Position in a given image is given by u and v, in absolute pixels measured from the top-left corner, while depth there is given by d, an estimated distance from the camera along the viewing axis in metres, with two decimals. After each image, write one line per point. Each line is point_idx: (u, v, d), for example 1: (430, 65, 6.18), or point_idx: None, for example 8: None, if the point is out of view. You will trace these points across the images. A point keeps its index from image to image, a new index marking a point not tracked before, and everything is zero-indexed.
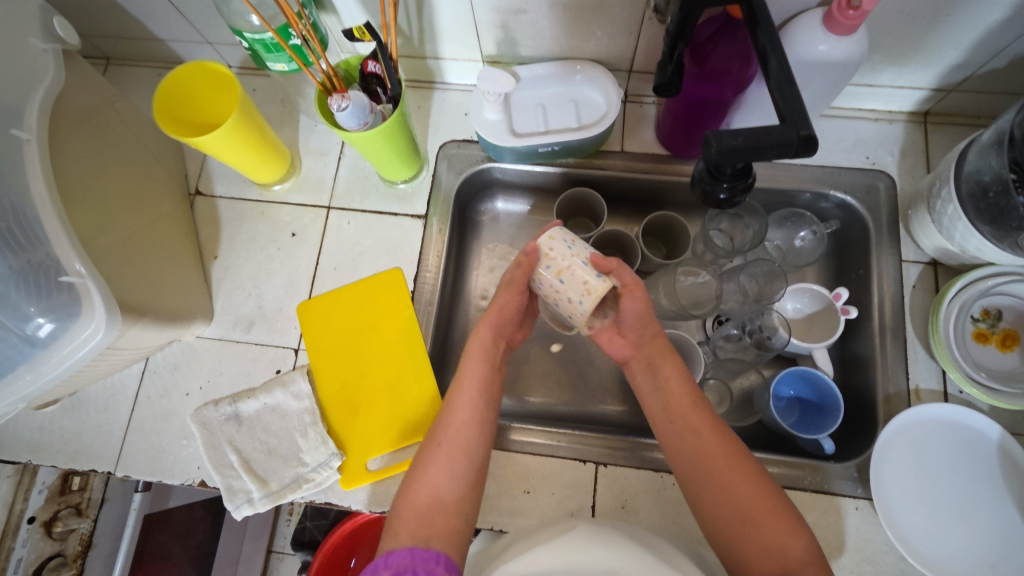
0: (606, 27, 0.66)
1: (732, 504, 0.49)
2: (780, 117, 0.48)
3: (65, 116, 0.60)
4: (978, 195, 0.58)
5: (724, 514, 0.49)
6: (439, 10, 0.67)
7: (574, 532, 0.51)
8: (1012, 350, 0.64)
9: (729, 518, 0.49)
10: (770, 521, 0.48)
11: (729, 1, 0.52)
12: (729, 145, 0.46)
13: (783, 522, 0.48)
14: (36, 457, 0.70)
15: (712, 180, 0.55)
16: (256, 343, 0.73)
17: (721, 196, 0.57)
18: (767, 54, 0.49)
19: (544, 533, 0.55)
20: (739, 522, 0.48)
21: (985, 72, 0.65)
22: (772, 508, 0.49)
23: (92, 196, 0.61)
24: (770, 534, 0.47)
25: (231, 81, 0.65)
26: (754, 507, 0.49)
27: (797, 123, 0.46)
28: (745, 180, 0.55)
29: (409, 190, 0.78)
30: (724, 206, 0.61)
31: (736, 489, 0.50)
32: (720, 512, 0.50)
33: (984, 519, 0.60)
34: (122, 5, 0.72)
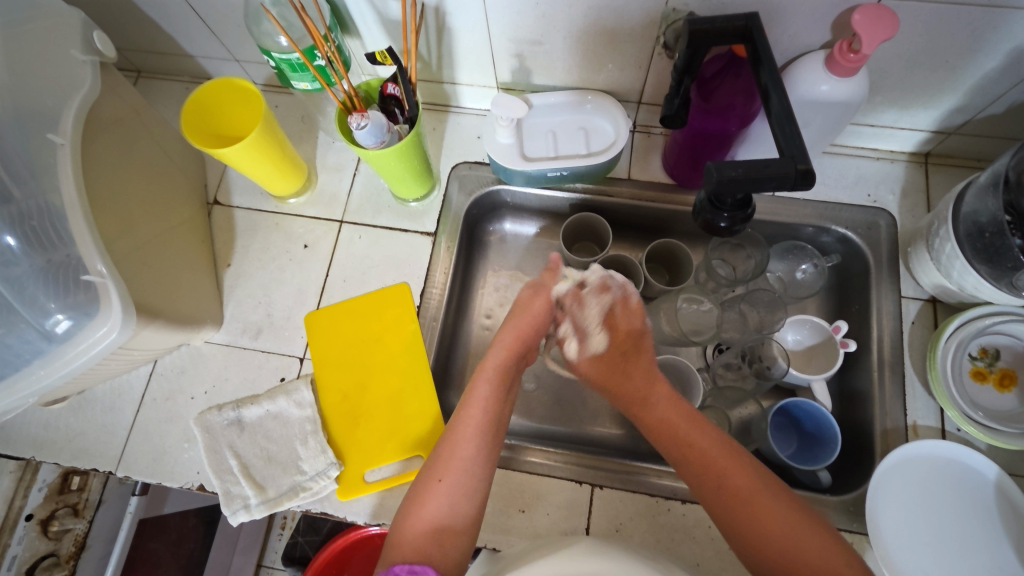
0: (618, 60, 0.69)
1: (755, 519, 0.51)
2: (780, 151, 0.50)
3: (96, 124, 0.63)
4: (974, 235, 0.59)
5: (746, 528, 0.51)
6: (458, 38, 0.70)
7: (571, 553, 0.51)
8: (1009, 390, 0.64)
9: (752, 535, 0.51)
10: (791, 523, 0.50)
11: (733, 41, 0.54)
12: (729, 176, 0.48)
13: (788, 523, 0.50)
14: (40, 454, 0.71)
15: (712, 209, 0.57)
16: (262, 351, 0.75)
17: (721, 225, 0.58)
18: (768, 92, 0.52)
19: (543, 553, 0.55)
20: (747, 519, 0.52)
21: (984, 117, 0.67)
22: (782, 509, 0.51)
23: (118, 202, 0.63)
24: (773, 526, 0.50)
25: (256, 99, 0.68)
26: (771, 515, 0.51)
27: (795, 157, 0.48)
28: (744, 211, 0.57)
29: (420, 208, 0.80)
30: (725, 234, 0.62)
31: (753, 505, 0.52)
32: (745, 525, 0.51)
33: (981, 559, 0.60)
34: (158, 22, 0.76)
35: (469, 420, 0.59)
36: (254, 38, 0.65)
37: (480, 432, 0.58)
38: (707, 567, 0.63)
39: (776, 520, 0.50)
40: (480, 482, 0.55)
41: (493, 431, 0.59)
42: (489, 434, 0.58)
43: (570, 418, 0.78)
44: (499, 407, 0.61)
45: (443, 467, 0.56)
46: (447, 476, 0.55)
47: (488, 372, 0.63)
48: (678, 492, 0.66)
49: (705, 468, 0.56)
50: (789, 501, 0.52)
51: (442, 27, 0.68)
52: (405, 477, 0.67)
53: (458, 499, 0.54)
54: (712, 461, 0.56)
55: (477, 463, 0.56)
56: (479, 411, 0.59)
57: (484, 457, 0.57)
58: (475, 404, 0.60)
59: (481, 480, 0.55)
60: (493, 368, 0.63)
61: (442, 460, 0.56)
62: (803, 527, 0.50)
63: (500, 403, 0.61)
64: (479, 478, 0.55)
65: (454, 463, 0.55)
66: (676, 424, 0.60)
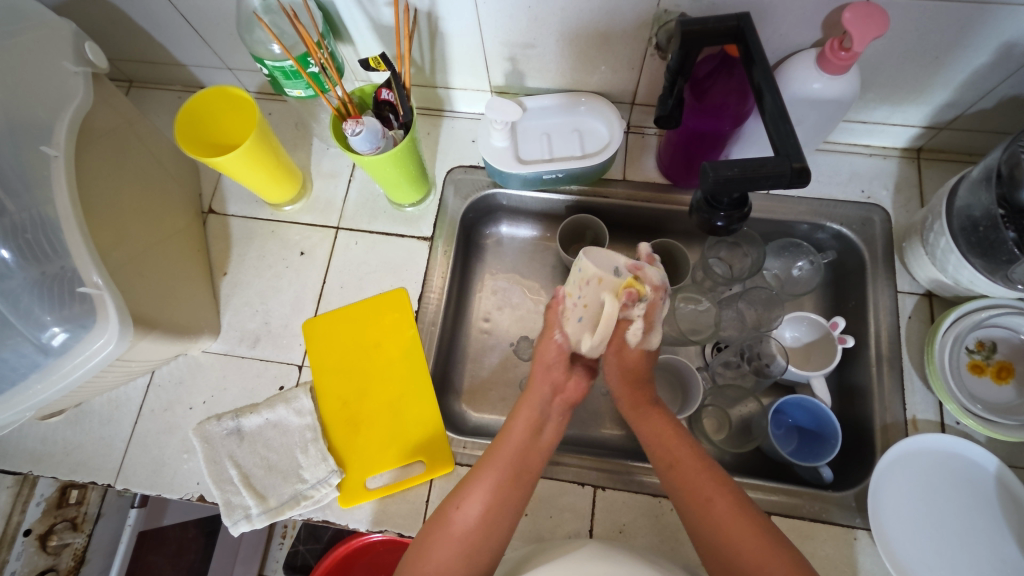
0: (611, 62, 0.69)
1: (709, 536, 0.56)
2: (775, 150, 0.50)
3: (90, 136, 0.63)
4: (969, 229, 0.60)
5: (714, 545, 0.55)
6: (451, 43, 0.70)
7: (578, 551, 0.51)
8: (1007, 382, 0.64)
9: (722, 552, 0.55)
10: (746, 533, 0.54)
11: (726, 40, 0.54)
12: (725, 175, 0.48)
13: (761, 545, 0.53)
14: (37, 468, 0.71)
15: (709, 209, 0.58)
16: (260, 359, 0.74)
17: (718, 224, 0.59)
18: (762, 91, 0.52)
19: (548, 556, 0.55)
20: (716, 542, 0.55)
21: (974, 112, 0.68)
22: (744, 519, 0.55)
23: (113, 213, 0.63)
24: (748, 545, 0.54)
25: (248, 106, 0.68)
26: (736, 533, 0.55)
27: (790, 156, 0.48)
28: (741, 210, 0.57)
29: (416, 213, 0.80)
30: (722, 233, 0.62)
31: (728, 524, 0.55)
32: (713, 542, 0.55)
33: (983, 552, 0.60)
34: (149, 32, 0.76)
35: (496, 453, 0.62)
36: (247, 46, 0.65)
37: (511, 463, 0.61)
38: None
39: (747, 540, 0.54)
40: (506, 507, 0.59)
41: (529, 461, 0.62)
42: (517, 468, 0.61)
43: (570, 420, 0.78)
44: (529, 441, 0.63)
45: (471, 488, 0.60)
46: (472, 499, 0.60)
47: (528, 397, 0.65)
48: None
49: (695, 486, 0.58)
50: (762, 526, 0.55)
51: (434, 32, 0.68)
52: (406, 482, 0.67)
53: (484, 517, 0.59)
54: (684, 475, 0.59)
55: (495, 491, 0.59)
56: (507, 454, 0.62)
57: (519, 489, 0.60)
58: (509, 438, 0.63)
59: (507, 504, 0.60)
60: (533, 391, 0.65)
61: (466, 488, 0.61)
62: (770, 551, 0.53)
63: (534, 433, 0.63)
64: (507, 501, 0.60)
65: (479, 486, 0.60)
66: (658, 432, 0.63)
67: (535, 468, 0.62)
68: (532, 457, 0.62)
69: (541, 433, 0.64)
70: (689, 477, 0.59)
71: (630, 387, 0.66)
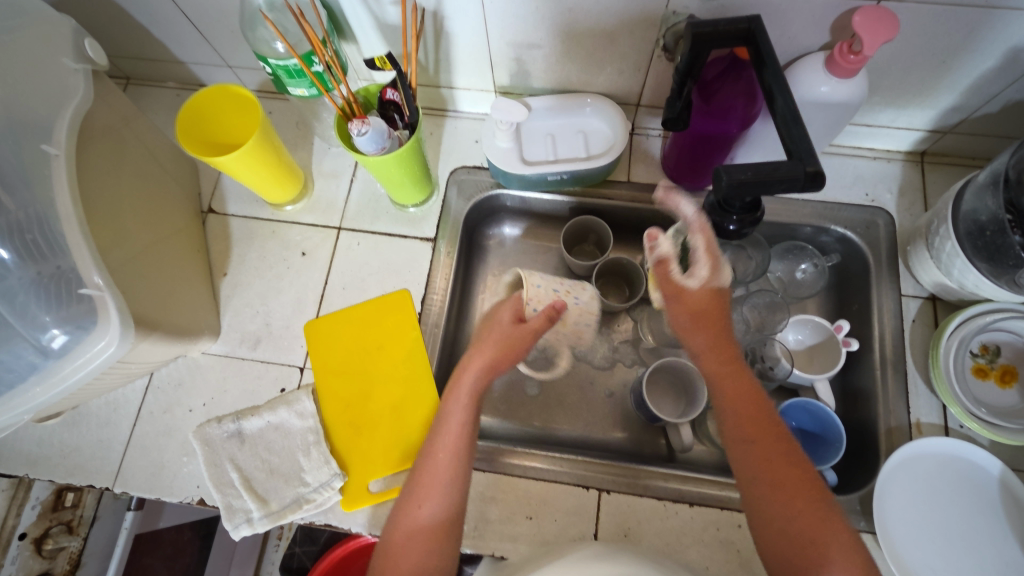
0: (617, 63, 0.69)
1: (776, 511, 0.49)
2: (789, 152, 0.50)
3: (90, 133, 0.62)
4: (974, 234, 0.60)
5: (777, 523, 0.49)
6: (456, 43, 0.69)
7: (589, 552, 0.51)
8: (1010, 386, 0.65)
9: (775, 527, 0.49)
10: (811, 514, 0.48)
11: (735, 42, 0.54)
12: (739, 179, 0.48)
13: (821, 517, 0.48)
14: (33, 471, 0.70)
15: (722, 213, 0.57)
16: (261, 361, 0.73)
17: (730, 228, 0.59)
18: (773, 93, 0.52)
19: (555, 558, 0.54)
20: (777, 512, 0.49)
21: (979, 116, 0.68)
22: (807, 495, 0.49)
23: (113, 212, 0.62)
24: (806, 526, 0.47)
25: (250, 105, 0.68)
26: (803, 514, 0.48)
27: (804, 159, 0.48)
28: (754, 214, 0.57)
29: (419, 214, 0.80)
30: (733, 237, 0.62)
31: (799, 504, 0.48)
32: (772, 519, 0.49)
33: (987, 555, 0.60)
34: (149, 28, 0.75)
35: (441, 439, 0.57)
36: (249, 44, 0.64)
37: (453, 442, 0.56)
38: (716, 570, 0.63)
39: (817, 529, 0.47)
40: (455, 490, 0.54)
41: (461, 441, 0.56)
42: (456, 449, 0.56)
43: (573, 423, 0.77)
44: (467, 420, 0.58)
45: (421, 481, 0.55)
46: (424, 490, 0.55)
47: (471, 371, 0.59)
48: (684, 495, 0.66)
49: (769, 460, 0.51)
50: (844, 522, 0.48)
51: (439, 31, 0.67)
52: None
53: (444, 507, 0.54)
54: (761, 444, 0.51)
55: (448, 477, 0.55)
56: (457, 434, 0.57)
57: (460, 472, 0.55)
58: (448, 421, 0.57)
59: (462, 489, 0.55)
60: (478, 363, 0.60)
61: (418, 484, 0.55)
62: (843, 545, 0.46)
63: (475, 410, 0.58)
64: (459, 487, 0.55)
65: (432, 476, 0.55)
66: (732, 388, 0.55)
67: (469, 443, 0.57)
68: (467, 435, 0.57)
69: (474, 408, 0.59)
70: (760, 445, 0.51)
71: (716, 346, 0.56)
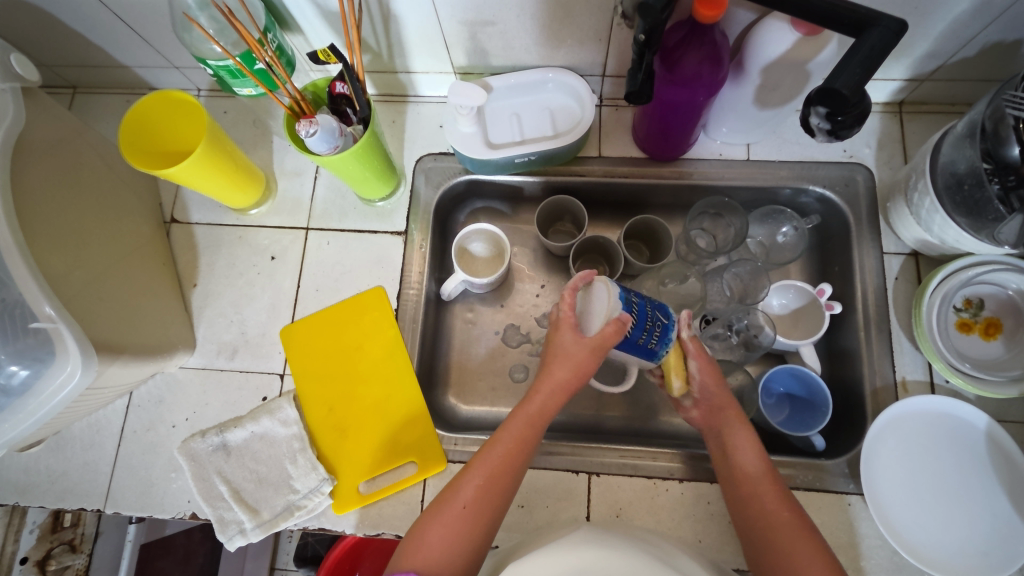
0: (576, 35, 0.66)
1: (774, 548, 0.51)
2: (856, 26, 0.45)
3: (30, 153, 0.60)
4: (953, 187, 0.58)
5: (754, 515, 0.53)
6: (406, 25, 0.66)
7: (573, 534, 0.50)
8: (995, 339, 0.64)
9: (761, 517, 0.53)
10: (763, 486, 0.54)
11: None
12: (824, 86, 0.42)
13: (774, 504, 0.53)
14: (24, 499, 0.70)
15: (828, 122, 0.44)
16: (240, 371, 0.73)
17: (833, 126, 0.44)
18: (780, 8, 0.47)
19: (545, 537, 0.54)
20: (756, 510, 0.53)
21: (956, 61, 0.65)
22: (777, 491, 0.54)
23: (64, 235, 0.61)
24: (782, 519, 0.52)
25: (197, 110, 0.65)
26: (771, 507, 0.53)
27: (887, 24, 0.43)
28: (859, 103, 0.43)
29: (387, 207, 0.77)
30: (857, 128, 0.45)
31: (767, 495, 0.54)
32: (754, 510, 0.53)
33: (976, 509, 0.60)
34: (84, 34, 0.71)
35: (484, 461, 0.54)
36: (186, 47, 0.61)
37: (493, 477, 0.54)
38: (710, 543, 0.64)
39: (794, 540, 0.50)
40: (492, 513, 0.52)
41: (501, 482, 0.54)
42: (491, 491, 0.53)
43: (562, 405, 0.76)
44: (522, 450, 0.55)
45: (448, 514, 0.52)
46: (450, 519, 0.51)
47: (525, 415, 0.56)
48: (674, 471, 0.66)
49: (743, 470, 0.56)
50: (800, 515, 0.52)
51: (387, 14, 0.64)
52: (400, 484, 0.67)
53: (455, 545, 0.50)
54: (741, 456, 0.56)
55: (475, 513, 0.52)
56: (496, 458, 0.54)
57: (496, 499, 0.53)
58: (497, 446, 0.55)
59: (483, 535, 0.51)
60: (535, 408, 0.56)
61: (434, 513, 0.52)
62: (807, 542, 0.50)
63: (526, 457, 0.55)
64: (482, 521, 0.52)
65: (457, 513, 0.51)
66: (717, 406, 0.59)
67: (508, 489, 0.54)
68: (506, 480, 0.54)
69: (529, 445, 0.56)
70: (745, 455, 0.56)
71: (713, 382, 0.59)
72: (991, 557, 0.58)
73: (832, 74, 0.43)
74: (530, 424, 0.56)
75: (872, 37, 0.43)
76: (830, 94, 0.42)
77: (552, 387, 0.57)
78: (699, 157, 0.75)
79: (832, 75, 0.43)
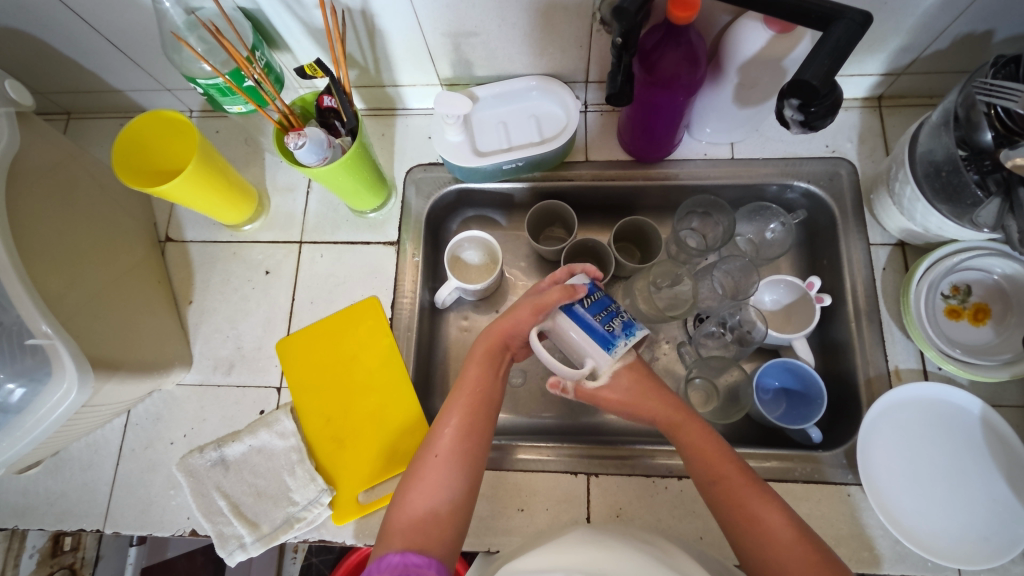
0: (557, 43, 0.67)
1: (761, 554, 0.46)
2: (820, 23, 0.47)
3: (25, 175, 0.61)
4: (932, 175, 0.59)
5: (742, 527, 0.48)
6: (391, 40, 0.68)
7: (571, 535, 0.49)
8: (984, 324, 0.65)
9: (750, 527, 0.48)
10: (734, 484, 0.50)
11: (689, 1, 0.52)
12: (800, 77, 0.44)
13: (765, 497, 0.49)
14: (23, 522, 0.69)
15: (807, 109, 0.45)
16: (237, 385, 0.73)
17: (807, 118, 0.45)
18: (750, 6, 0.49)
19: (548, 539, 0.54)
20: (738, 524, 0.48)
21: (930, 54, 0.67)
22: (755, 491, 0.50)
23: (58, 253, 0.61)
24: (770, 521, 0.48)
25: (188, 129, 0.67)
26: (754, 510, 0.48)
27: (851, 17, 0.45)
28: (831, 94, 0.44)
29: (379, 218, 0.78)
30: (828, 122, 0.46)
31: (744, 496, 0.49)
32: (742, 519, 0.48)
33: (975, 494, 0.60)
34: (77, 60, 0.73)
35: (451, 407, 0.55)
36: (177, 67, 0.63)
37: (468, 414, 0.54)
38: (711, 540, 0.63)
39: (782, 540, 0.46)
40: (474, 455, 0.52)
41: (474, 415, 0.54)
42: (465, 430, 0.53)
43: (559, 409, 0.76)
44: (490, 383, 0.57)
45: (425, 466, 0.51)
46: (430, 476, 0.50)
47: (478, 359, 0.58)
48: (673, 469, 0.66)
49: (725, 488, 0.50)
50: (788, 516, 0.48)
51: (372, 29, 0.66)
52: None
53: (440, 493, 0.49)
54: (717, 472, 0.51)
55: (456, 452, 0.52)
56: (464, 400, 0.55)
57: (472, 437, 0.53)
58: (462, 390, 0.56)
59: (467, 481, 0.51)
60: (480, 354, 0.58)
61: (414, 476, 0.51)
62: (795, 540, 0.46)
63: (487, 400, 0.56)
64: (462, 468, 0.51)
65: (432, 465, 0.51)
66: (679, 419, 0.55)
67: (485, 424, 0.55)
68: (479, 418, 0.54)
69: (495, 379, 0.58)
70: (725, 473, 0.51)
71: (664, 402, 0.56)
72: (993, 542, 0.58)
73: (801, 67, 0.45)
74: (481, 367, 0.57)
75: (839, 30, 0.45)
76: (802, 86, 0.44)
77: (488, 335, 0.59)
78: (684, 157, 0.77)
79: (802, 67, 0.45)
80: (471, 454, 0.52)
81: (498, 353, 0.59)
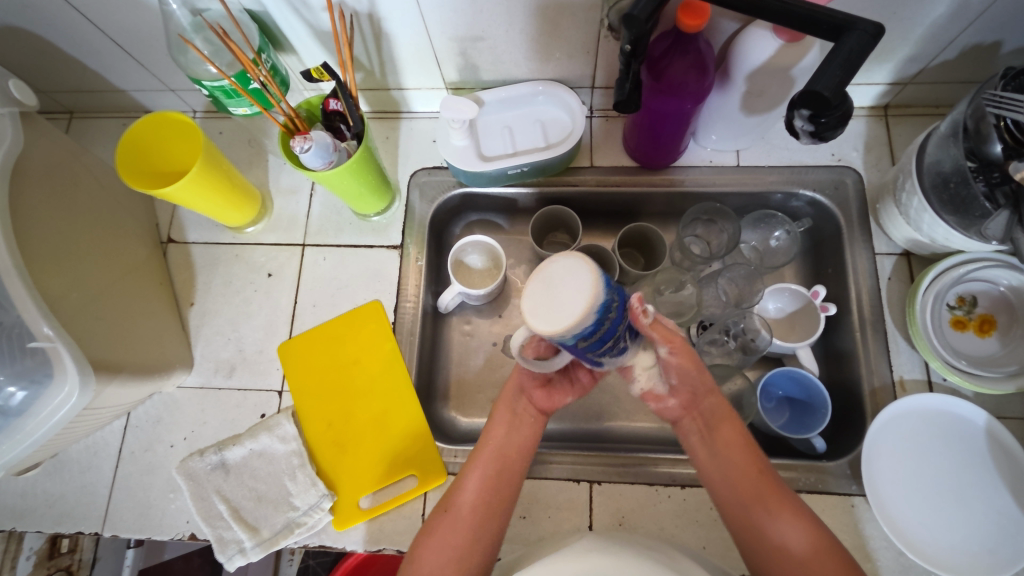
0: (564, 48, 0.67)
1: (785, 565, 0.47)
2: (829, 34, 0.47)
3: (28, 176, 0.60)
4: (940, 186, 0.59)
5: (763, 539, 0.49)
6: (397, 43, 0.67)
7: (576, 545, 0.49)
8: (989, 335, 0.64)
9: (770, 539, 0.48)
10: (761, 491, 0.50)
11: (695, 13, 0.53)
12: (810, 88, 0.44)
13: (784, 508, 0.49)
14: (20, 524, 0.69)
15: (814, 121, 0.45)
16: (238, 388, 0.72)
17: (813, 130, 0.45)
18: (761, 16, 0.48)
19: (552, 547, 0.53)
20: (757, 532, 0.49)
21: (937, 64, 0.67)
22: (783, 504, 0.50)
23: (59, 254, 0.61)
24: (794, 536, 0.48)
25: (192, 131, 0.66)
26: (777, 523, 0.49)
27: (863, 29, 0.45)
28: (841, 106, 0.44)
29: (383, 221, 0.78)
30: (833, 136, 0.46)
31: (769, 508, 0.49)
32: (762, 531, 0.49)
33: (979, 506, 0.60)
34: (81, 60, 0.72)
35: (475, 460, 0.56)
36: (182, 68, 0.63)
37: (491, 468, 0.56)
38: (714, 549, 0.63)
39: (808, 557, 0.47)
40: (505, 496, 0.55)
41: (498, 470, 0.56)
42: (486, 485, 0.55)
43: (561, 416, 0.76)
44: (512, 436, 0.57)
45: (447, 515, 0.54)
46: (450, 525, 0.53)
47: (500, 420, 0.58)
48: (676, 477, 0.66)
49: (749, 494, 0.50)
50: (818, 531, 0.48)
51: (378, 32, 0.65)
52: (400, 498, 0.66)
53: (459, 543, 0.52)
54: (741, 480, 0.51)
55: (477, 508, 0.54)
56: (484, 457, 0.56)
57: (498, 493, 0.54)
58: (485, 444, 0.57)
59: (486, 533, 0.53)
60: (502, 412, 0.59)
61: (435, 522, 0.54)
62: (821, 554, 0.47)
63: (512, 455, 0.57)
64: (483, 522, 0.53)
65: (452, 515, 0.53)
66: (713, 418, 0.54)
67: (514, 473, 0.56)
68: (507, 470, 0.56)
69: (520, 428, 0.58)
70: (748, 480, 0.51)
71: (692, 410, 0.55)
72: (997, 555, 0.57)
73: (813, 78, 0.45)
74: (505, 423, 0.58)
75: (851, 41, 0.45)
76: (813, 96, 0.43)
77: (508, 389, 0.59)
78: (689, 164, 0.76)
79: (814, 77, 0.45)
80: (494, 512, 0.54)
81: (524, 406, 0.59)
